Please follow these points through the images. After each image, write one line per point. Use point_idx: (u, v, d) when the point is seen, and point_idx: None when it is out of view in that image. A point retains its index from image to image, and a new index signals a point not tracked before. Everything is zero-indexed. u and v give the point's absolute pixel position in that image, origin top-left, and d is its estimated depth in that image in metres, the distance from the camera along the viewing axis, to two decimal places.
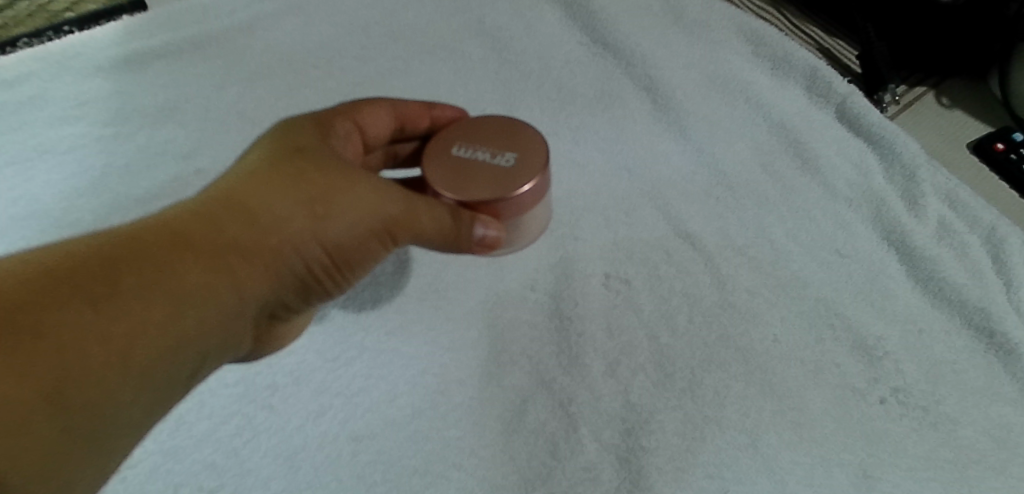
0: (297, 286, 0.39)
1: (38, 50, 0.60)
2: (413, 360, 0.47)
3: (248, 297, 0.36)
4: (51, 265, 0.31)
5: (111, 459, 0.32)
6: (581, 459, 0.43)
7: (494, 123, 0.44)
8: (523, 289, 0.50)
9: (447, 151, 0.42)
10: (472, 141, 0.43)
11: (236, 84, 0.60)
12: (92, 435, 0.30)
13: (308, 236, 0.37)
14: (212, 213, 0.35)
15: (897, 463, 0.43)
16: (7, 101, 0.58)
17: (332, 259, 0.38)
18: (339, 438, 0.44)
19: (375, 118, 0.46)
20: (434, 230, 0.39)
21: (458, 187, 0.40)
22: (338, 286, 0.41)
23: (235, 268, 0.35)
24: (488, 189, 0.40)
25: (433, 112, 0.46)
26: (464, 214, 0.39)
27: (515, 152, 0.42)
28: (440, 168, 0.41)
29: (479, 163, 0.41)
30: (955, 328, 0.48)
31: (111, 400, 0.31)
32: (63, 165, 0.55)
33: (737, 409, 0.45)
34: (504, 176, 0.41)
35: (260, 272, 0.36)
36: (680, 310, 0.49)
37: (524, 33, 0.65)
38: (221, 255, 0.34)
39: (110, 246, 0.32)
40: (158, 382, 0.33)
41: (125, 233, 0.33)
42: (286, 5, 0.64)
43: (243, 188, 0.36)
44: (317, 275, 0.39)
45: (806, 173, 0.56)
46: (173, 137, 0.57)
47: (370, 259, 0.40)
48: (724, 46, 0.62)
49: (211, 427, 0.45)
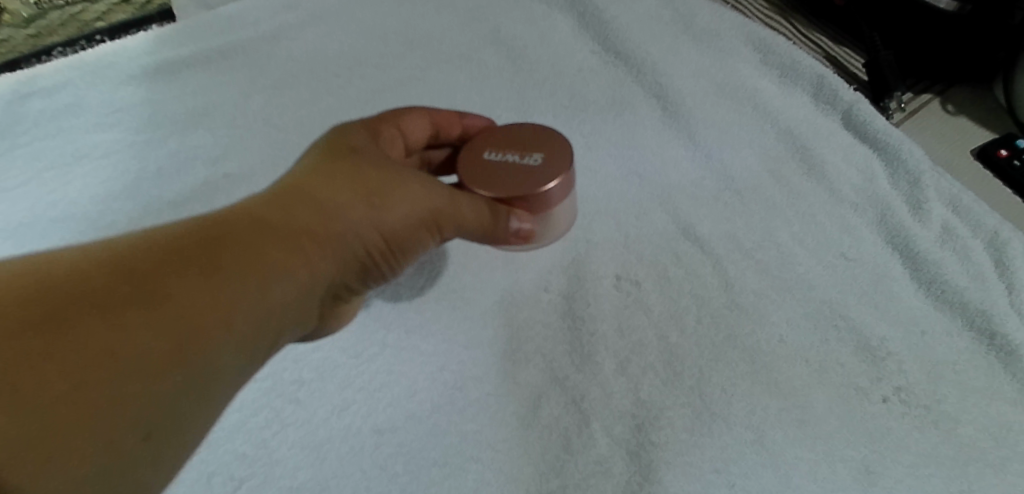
0: (353, 273, 0.41)
1: (74, 59, 0.63)
2: (432, 357, 0.49)
3: (317, 281, 0.37)
4: (144, 246, 0.32)
5: (198, 433, 0.33)
6: (594, 453, 0.45)
7: (520, 127, 0.46)
8: (537, 290, 0.52)
9: (479, 154, 0.45)
10: (501, 144, 0.45)
11: (261, 92, 0.62)
12: (188, 405, 0.31)
13: (371, 224, 0.39)
14: (282, 203, 0.37)
15: (899, 460, 0.45)
16: (45, 108, 0.61)
17: (387, 247, 0.41)
18: (362, 431, 0.46)
19: (414, 124, 0.48)
20: (475, 222, 0.42)
21: (491, 184, 0.43)
22: (387, 274, 0.43)
23: (309, 251, 0.37)
24: (517, 186, 0.43)
25: (463, 120, 0.49)
26: (499, 208, 0.43)
27: (541, 152, 0.45)
28: (474, 169, 0.44)
29: (509, 164, 0.44)
30: (957, 330, 0.49)
31: (205, 370, 0.32)
32: (98, 169, 0.58)
33: (743, 406, 0.47)
34: (532, 174, 0.44)
35: (329, 256, 0.38)
36: (689, 311, 0.51)
37: (538, 42, 0.67)
38: (296, 241, 0.36)
39: (194, 230, 0.34)
40: (240, 358, 0.34)
41: (205, 220, 0.35)
42: (308, 16, 0.67)
43: (308, 182, 0.38)
44: (372, 262, 0.41)
45: (813, 178, 0.57)
46: (202, 143, 0.59)
47: (419, 249, 0.43)
48: (733, 55, 0.64)
49: (242, 419, 0.47)
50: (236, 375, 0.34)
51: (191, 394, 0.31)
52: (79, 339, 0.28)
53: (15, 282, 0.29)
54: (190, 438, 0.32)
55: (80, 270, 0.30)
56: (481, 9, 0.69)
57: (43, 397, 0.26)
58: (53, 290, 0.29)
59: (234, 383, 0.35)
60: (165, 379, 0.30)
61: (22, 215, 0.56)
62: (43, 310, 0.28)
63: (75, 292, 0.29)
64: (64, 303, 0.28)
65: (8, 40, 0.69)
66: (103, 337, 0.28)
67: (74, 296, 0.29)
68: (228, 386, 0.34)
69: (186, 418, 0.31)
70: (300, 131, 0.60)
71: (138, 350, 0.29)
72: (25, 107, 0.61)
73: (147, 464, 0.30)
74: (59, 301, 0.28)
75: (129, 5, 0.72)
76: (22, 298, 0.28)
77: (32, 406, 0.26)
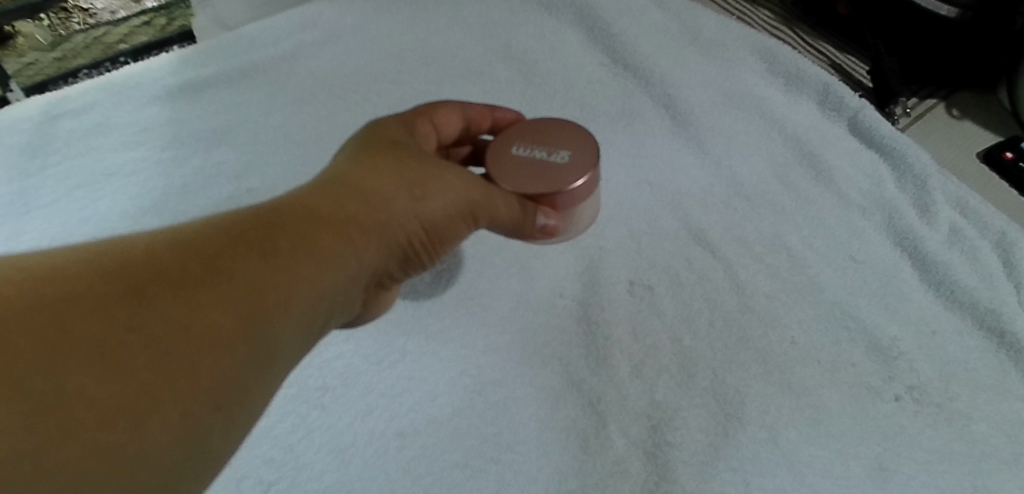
0: (395, 262, 0.42)
1: (102, 81, 0.64)
2: (452, 362, 0.51)
3: (363, 267, 0.38)
4: (209, 231, 0.34)
5: (255, 410, 0.34)
6: (611, 453, 0.46)
7: (547, 123, 0.46)
8: (553, 296, 0.54)
9: (508, 149, 0.45)
10: (529, 140, 0.45)
11: (282, 110, 0.64)
12: (244, 385, 0.32)
13: (412, 215, 0.39)
14: (329, 194, 0.38)
15: (913, 457, 0.46)
16: (74, 127, 0.62)
17: (427, 238, 0.41)
18: (386, 435, 0.48)
19: (446, 118, 0.47)
20: (508, 215, 0.43)
21: (517, 180, 0.43)
22: (425, 265, 0.44)
23: (356, 238, 0.37)
24: (544, 183, 0.43)
25: (494, 114, 0.49)
26: (526, 205, 0.43)
27: (569, 150, 0.45)
28: (501, 164, 0.44)
29: (536, 160, 0.44)
30: (968, 329, 0.50)
31: (259, 352, 0.33)
32: (128, 187, 0.60)
33: (757, 407, 0.48)
34: (559, 172, 0.44)
35: (375, 245, 0.38)
36: (701, 314, 0.52)
37: (548, 56, 0.68)
38: (342, 228, 0.37)
39: (255, 218, 0.35)
40: (294, 338, 0.35)
41: (257, 211, 0.36)
42: (325, 35, 0.69)
43: (353, 174, 0.39)
44: (413, 252, 0.42)
45: (820, 183, 0.58)
46: (227, 159, 0.62)
47: (455, 238, 0.44)
48: (739, 64, 0.66)
49: (270, 424, 0.49)
50: (295, 352, 0.36)
51: (257, 367, 0.33)
52: (156, 315, 0.29)
53: (95, 263, 0.31)
54: (255, 410, 0.34)
55: (153, 252, 0.32)
56: (492, 24, 0.70)
57: (128, 366, 0.28)
58: (130, 269, 0.31)
59: (294, 360, 0.36)
60: (234, 353, 0.31)
61: (57, 233, 0.58)
62: (122, 287, 0.30)
63: (151, 271, 0.31)
64: (141, 280, 0.30)
65: (33, 64, 0.70)
66: (179, 312, 0.30)
67: (150, 274, 0.31)
68: (288, 363, 0.35)
69: (253, 391, 0.33)
70: (320, 146, 0.62)
71: (197, 332, 0.30)
72: (55, 127, 0.62)
73: (219, 432, 0.31)
74: (137, 279, 0.30)
75: (152, 27, 0.73)
76: (104, 276, 0.30)
77: (119, 375, 0.28)
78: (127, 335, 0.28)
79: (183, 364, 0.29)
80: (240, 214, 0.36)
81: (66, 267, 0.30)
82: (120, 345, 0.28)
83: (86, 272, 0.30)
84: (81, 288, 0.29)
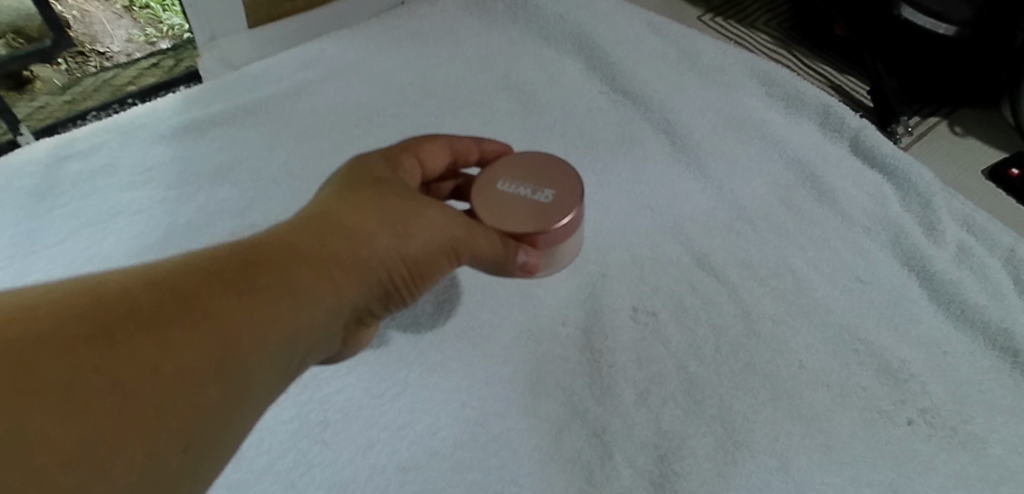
0: (376, 299, 0.40)
1: (109, 123, 0.65)
2: (454, 393, 0.50)
3: (343, 307, 0.37)
4: (185, 268, 0.32)
5: (221, 454, 0.32)
6: (617, 484, 0.46)
7: (534, 159, 0.46)
8: (555, 324, 0.53)
9: (492, 184, 0.44)
10: (514, 175, 0.45)
11: (285, 146, 0.65)
12: (216, 426, 0.31)
13: (395, 252, 0.38)
14: (312, 230, 0.37)
15: (929, 483, 0.45)
16: (82, 169, 0.62)
17: (409, 274, 0.40)
18: (387, 470, 0.47)
19: (433, 152, 0.47)
20: (490, 253, 0.42)
21: (499, 217, 0.43)
22: (406, 301, 0.43)
23: (338, 277, 0.36)
24: (527, 222, 0.42)
25: (482, 147, 0.49)
26: (509, 243, 0.42)
27: (553, 189, 0.44)
28: (486, 199, 0.43)
29: (520, 198, 0.43)
30: (980, 350, 0.50)
31: (234, 393, 0.31)
32: (132, 225, 0.60)
33: (766, 433, 0.47)
34: (543, 211, 0.43)
35: (357, 282, 0.37)
36: (707, 340, 0.51)
37: (548, 85, 0.69)
38: (322, 266, 0.36)
39: (234, 254, 0.34)
40: (269, 377, 0.34)
41: (236, 247, 0.35)
42: (328, 71, 0.70)
43: (337, 210, 0.38)
44: (394, 288, 0.40)
45: (824, 205, 0.58)
46: (231, 196, 0.62)
47: (438, 275, 0.42)
48: (738, 89, 0.66)
49: (270, 461, 0.47)
50: (268, 393, 0.34)
51: (226, 410, 0.31)
52: (127, 356, 0.28)
53: (65, 301, 0.29)
54: (223, 454, 0.32)
55: (128, 289, 0.30)
56: (491, 57, 0.71)
57: (90, 409, 0.26)
58: (99, 308, 0.29)
59: (267, 401, 0.34)
60: (205, 396, 0.30)
61: (61, 273, 0.57)
62: (90, 327, 0.28)
63: (122, 309, 0.29)
64: (112, 320, 0.29)
65: (43, 107, 0.73)
66: (150, 353, 0.29)
67: (120, 313, 0.29)
68: (259, 405, 0.34)
69: (221, 434, 0.31)
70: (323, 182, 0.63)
71: (168, 375, 0.29)
72: (63, 169, 0.62)
73: (183, 480, 0.29)
74: (108, 319, 0.29)
75: (159, 68, 0.75)
76: (71, 314, 0.28)
77: (80, 419, 0.26)
78: (93, 377, 0.27)
79: (147, 405, 0.28)
80: (220, 249, 0.34)
81: (33, 305, 0.29)
82: (83, 387, 0.27)
83: (53, 311, 0.28)
84: (46, 327, 0.28)
